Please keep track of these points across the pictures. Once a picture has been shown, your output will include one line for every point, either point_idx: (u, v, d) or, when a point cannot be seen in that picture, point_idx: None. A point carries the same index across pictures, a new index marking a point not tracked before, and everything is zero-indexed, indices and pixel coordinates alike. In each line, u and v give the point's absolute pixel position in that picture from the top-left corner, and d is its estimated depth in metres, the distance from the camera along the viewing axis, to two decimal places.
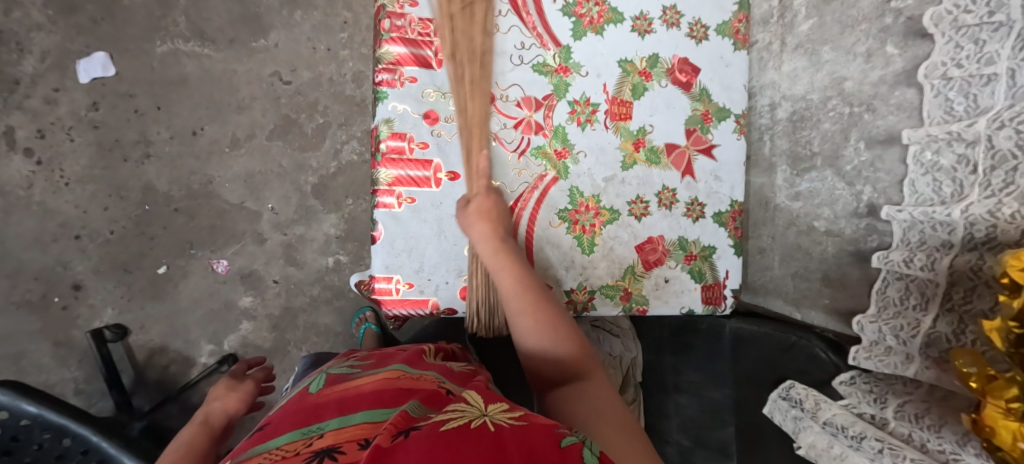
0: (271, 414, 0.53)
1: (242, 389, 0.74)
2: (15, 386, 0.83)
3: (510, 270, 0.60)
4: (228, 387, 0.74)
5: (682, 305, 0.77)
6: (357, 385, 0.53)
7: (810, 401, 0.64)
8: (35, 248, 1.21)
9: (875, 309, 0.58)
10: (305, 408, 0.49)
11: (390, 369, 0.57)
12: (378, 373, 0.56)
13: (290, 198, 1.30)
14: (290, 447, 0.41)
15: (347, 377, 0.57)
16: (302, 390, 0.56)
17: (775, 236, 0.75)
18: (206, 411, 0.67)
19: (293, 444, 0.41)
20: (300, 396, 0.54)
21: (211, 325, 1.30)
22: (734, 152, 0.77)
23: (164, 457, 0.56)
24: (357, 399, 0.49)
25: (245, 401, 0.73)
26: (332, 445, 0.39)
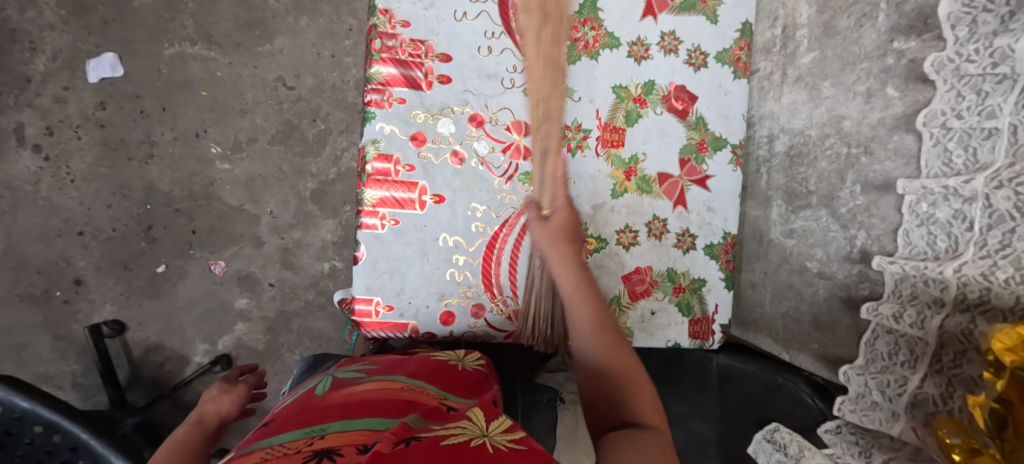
0: (279, 409, 0.54)
1: (236, 391, 0.72)
2: (11, 382, 0.86)
3: (592, 305, 0.56)
4: (221, 389, 0.72)
5: (668, 338, 0.75)
6: (364, 390, 0.53)
7: (793, 446, 0.62)
8: (39, 243, 1.24)
9: (863, 360, 0.56)
10: (311, 407, 0.50)
11: (399, 379, 0.57)
12: (385, 380, 0.56)
13: (289, 203, 1.30)
14: (293, 444, 0.42)
15: (355, 379, 0.56)
16: (312, 387, 0.56)
17: (768, 272, 0.73)
18: (200, 413, 0.66)
19: (296, 442, 0.43)
20: (308, 393, 0.55)
21: (207, 325, 1.31)
22: (729, 183, 0.75)
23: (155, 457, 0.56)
24: (363, 406, 0.49)
25: (239, 405, 0.71)
26: (333, 447, 0.40)
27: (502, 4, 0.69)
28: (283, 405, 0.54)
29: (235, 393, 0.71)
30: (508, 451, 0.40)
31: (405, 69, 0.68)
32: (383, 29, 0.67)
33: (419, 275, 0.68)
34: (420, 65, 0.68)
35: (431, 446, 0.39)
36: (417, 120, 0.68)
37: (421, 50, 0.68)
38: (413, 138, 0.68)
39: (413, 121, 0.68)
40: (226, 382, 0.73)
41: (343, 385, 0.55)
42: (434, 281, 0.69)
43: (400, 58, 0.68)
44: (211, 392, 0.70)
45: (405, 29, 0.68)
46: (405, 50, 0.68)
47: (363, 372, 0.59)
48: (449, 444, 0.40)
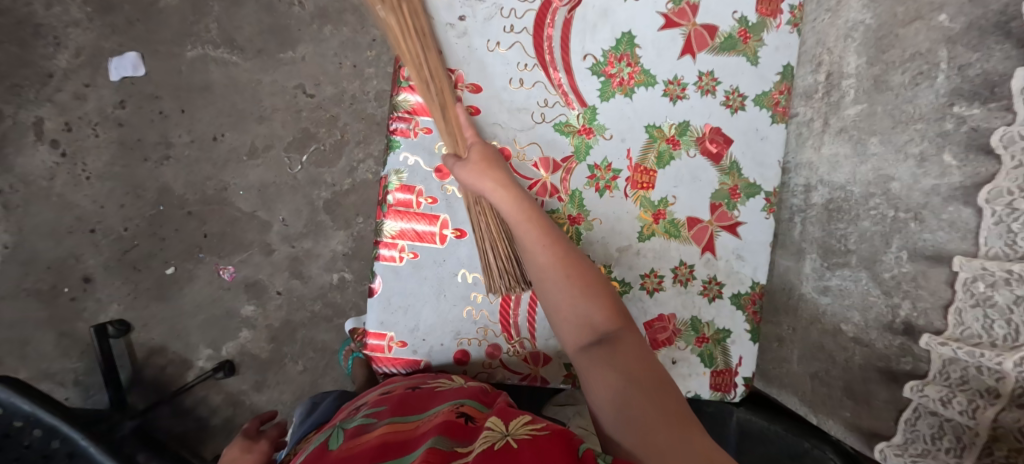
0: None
1: (257, 449, 0.77)
2: None
3: (536, 244, 0.56)
4: (243, 448, 0.77)
5: (688, 389, 0.72)
6: (378, 430, 0.53)
7: None
8: (50, 239, 1.23)
9: (900, 439, 0.53)
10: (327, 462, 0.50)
11: (410, 410, 0.56)
12: (400, 417, 0.55)
13: (301, 212, 1.29)
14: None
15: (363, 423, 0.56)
16: (323, 442, 0.56)
17: (796, 328, 0.70)
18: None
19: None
20: (321, 448, 0.54)
21: (211, 330, 1.29)
22: (760, 232, 0.72)
23: None
24: (381, 445, 0.49)
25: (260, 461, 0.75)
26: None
27: (537, 35, 0.67)
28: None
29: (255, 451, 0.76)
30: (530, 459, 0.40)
31: None
32: None
33: (435, 312, 0.66)
34: None
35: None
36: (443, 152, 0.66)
37: (451, 79, 0.66)
38: (437, 171, 0.66)
39: (438, 152, 0.66)
40: (247, 439, 0.78)
41: (351, 433, 0.54)
42: (450, 319, 0.66)
43: None
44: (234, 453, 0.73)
45: None
46: None
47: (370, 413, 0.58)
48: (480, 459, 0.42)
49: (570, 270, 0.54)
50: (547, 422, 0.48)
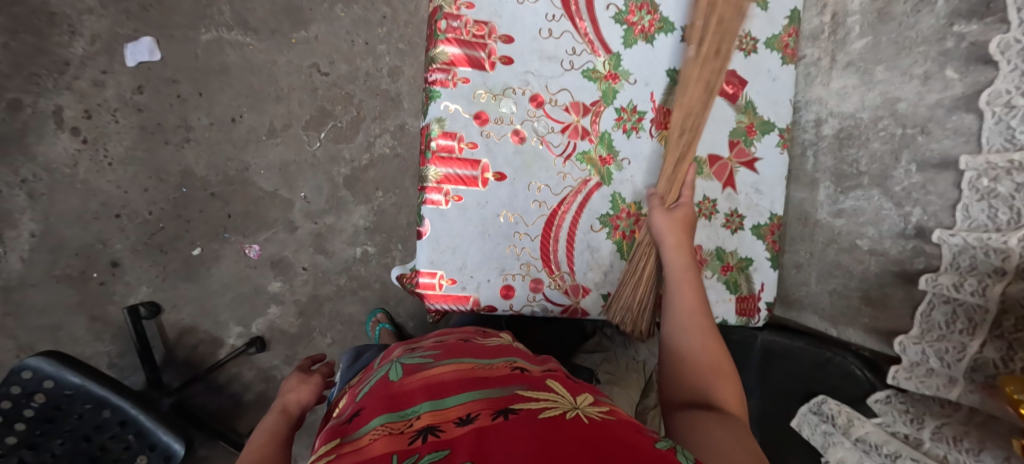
0: (359, 399, 0.57)
1: (313, 380, 0.86)
2: (65, 359, 0.97)
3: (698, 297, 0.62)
4: (301, 378, 0.87)
5: (715, 315, 0.77)
6: (438, 368, 0.56)
7: (842, 417, 0.68)
8: (76, 225, 1.25)
9: (917, 330, 0.59)
10: (391, 392, 0.53)
11: (465, 356, 0.60)
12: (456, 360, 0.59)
13: (322, 188, 1.32)
14: (396, 425, 0.47)
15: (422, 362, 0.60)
16: (383, 375, 0.59)
17: (814, 252, 0.76)
18: (283, 400, 0.81)
19: (396, 423, 0.47)
20: (383, 380, 0.58)
21: (241, 308, 1.32)
22: (776, 166, 0.78)
23: (254, 443, 0.70)
24: (442, 382, 0.53)
25: (316, 393, 0.85)
26: (433, 425, 0.45)
27: None
28: (361, 396, 0.58)
29: (311, 384, 0.85)
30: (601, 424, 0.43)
31: (469, 49, 0.70)
32: (447, 11, 0.69)
33: (480, 251, 0.71)
34: (484, 46, 0.70)
35: (528, 419, 0.43)
36: (481, 99, 0.70)
37: (485, 31, 0.70)
38: (476, 117, 0.70)
39: (476, 100, 0.70)
40: (304, 372, 0.88)
41: (412, 369, 0.58)
42: (495, 257, 0.71)
43: (465, 39, 0.69)
44: (294, 382, 0.83)
45: (469, 11, 0.70)
46: (469, 31, 0.69)
47: (428, 353, 0.62)
48: (541, 422, 0.42)
49: (710, 342, 0.59)
50: (612, 407, 0.48)
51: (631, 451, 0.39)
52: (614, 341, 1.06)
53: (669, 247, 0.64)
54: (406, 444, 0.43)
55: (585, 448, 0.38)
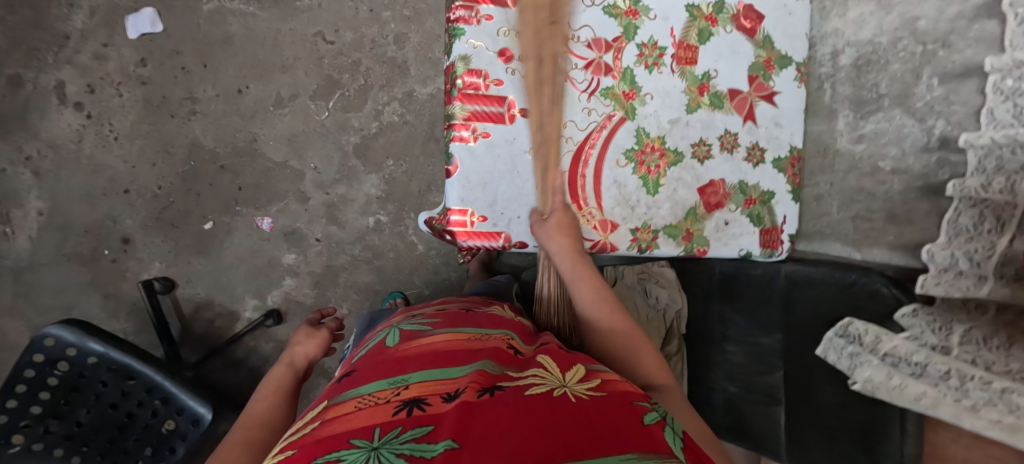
0: (354, 364, 0.61)
1: (320, 336, 0.90)
2: (85, 327, 0.96)
3: (595, 284, 0.72)
4: (309, 333, 0.91)
5: (740, 247, 0.78)
6: (429, 341, 0.60)
7: (869, 336, 0.70)
8: (84, 203, 1.24)
9: (945, 237, 0.61)
10: (386, 360, 0.57)
11: (457, 329, 0.64)
12: (451, 331, 0.63)
13: (332, 158, 1.32)
14: (383, 394, 0.50)
15: (417, 332, 0.64)
16: (380, 343, 0.64)
17: (834, 182, 0.77)
18: (290, 354, 0.85)
19: (383, 391, 0.50)
20: (380, 348, 0.62)
21: (256, 281, 1.32)
22: (794, 100, 0.79)
23: (260, 392, 0.75)
24: (432, 356, 0.56)
25: (323, 347, 0.89)
26: (418, 397, 0.48)
27: None
28: (357, 361, 0.62)
29: (318, 339, 0.89)
30: (588, 403, 0.47)
31: None
32: None
33: (510, 187, 0.71)
34: None
35: (514, 398, 0.46)
36: (505, 37, 0.70)
37: None
38: (501, 55, 0.70)
39: (500, 37, 0.70)
40: (311, 327, 0.91)
41: (408, 339, 0.62)
42: (525, 193, 0.72)
43: None
44: (301, 336, 0.87)
45: None
46: None
47: (426, 324, 0.67)
48: (526, 401, 0.46)
49: (615, 318, 0.70)
50: (598, 382, 0.53)
51: (611, 426, 0.44)
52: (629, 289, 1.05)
53: (562, 257, 0.70)
54: (391, 415, 0.45)
55: (562, 434, 0.42)
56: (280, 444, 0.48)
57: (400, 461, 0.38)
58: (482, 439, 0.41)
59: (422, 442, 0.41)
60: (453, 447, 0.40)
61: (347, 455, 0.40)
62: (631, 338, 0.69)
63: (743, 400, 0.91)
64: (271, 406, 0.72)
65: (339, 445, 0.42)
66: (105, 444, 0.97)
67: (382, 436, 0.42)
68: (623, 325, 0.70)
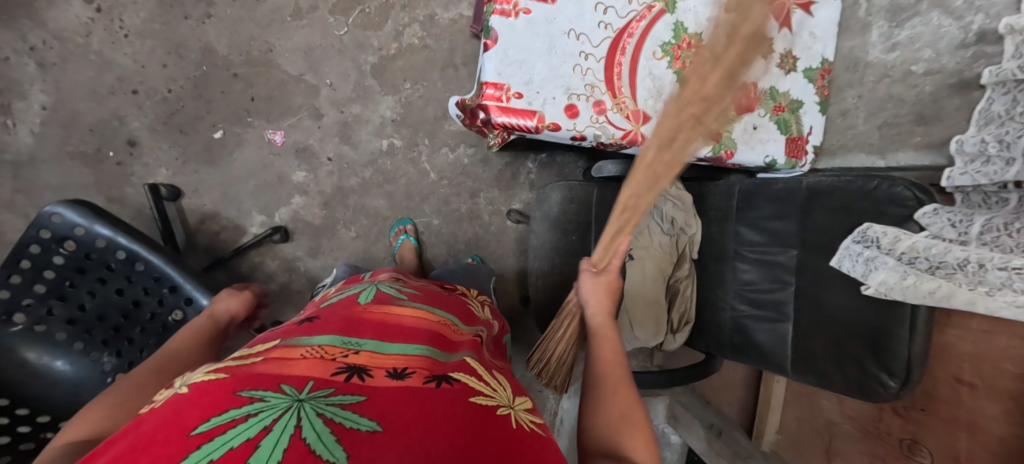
0: (319, 311, 0.61)
1: (245, 296, 0.93)
2: (90, 209, 0.94)
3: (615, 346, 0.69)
4: (230, 294, 0.93)
5: (765, 154, 0.80)
6: (399, 312, 0.60)
7: (887, 238, 0.69)
8: (90, 100, 1.20)
9: (976, 127, 0.63)
10: (349, 316, 0.57)
11: (428, 309, 0.64)
12: (424, 307, 0.64)
13: (348, 76, 1.30)
14: (332, 351, 0.49)
15: (391, 297, 0.65)
16: (353, 296, 0.65)
17: (863, 94, 0.80)
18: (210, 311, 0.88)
19: (334, 348, 0.49)
20: (350, 301, 0.63)
21: (264, 196, 1.30)
22: (832, 10, 0.80)
23: (174, 342, 0.77)
24: (395, 328, 0.56)
25: (246, 304, 0.92)
26: (363, 365, 0.47)
27: None
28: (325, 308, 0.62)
29: (242, 297, 0.91)
30: (529, 433, 0.45)
31: None
32: None
33: (547, 67, 0.72)
34: None
35: (459, 398, 0.44)
36: None
37: None
38: None
39: None
40: (234, 289, 0.94)
41: (379, 301, 0.62)
42: (561, 75, 0.72)
43: None
44: (223, 293, 0.91)
45: None
46: None
47: (403, 292, 0.67)
48: (469, 407, 0.44)
49: (622, 380, 0.63)
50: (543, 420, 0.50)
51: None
52: (646, 213, 1.07)
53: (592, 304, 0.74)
54: (329, 373, 0.45)
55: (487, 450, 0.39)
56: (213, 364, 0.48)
57: (319, 423, 0.37)
58: (405, 421, 0.40)
59: (347, 409, 0.40)
60: (375, 429, 0.38)
61: (269, 397, 0.40)
62: (629, 409, 0.59)
63: (752, 318, 0.91)
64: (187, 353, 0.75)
65: (266, 385, 0.42)
66: (110, 332, 0.96)
67: (311, 391, 0.42)
68: (629, 394, 0.61)
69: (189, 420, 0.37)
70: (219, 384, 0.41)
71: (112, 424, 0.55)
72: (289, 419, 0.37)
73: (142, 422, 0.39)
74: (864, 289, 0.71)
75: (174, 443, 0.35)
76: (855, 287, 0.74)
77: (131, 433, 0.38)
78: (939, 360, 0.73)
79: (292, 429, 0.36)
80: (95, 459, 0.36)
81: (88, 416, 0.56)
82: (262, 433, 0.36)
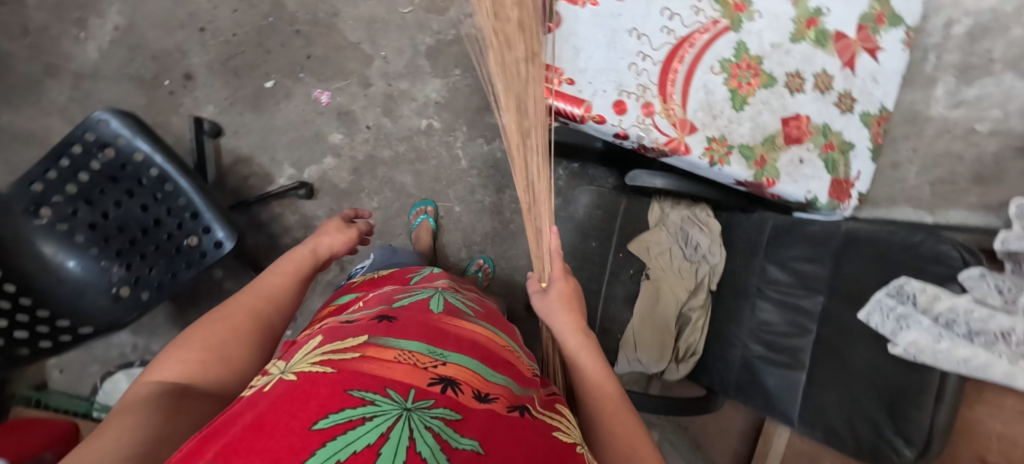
0: (392, 307, 0.60)
1: (349, 233, 0.88)
2: (137, 123, 0.94)
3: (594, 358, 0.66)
4: (336, 227, 0.88)
5: (808, 189, 0.77)
6: (470, 327, 0.59)
7: (925, 297, 0.64)
8: (161, 30, 1.26)
9: None
10: (427, 322, 0.56)
11: (494, 331, 0.63)
12: (488, 327, 0.62)
13: (403, 52, 1.33)
14: (421, 358, 0.48)
15: (458, 312, 0.64)
16: (423, 301, 0.64)
17: (919, 148, 0.78)
18: (315, 242, 0.82)
19: (423, 356, 0.48)
20: (422, 306, 0.62)
21: (298, 150, 1.33)
22: (896, 60, 0.79)
23: (275, 275, 0.73)
24: (473, 343, 0.54)
25: (348, 245, 0.87)
26: (454, 378, 0.46)
27: None
28: (396, 304, 0.61)
29: (347, 236, 0.87)
30: None
31: None
32: None
33: (604, 59, 0.72)
34: None
35: (545, 433, 0.45)
36: None
37: None
38: None
39: None
40: (341, 223, 0.90)
41: (450, 313, 0.61)
42: (616, 70, 0.72)
43: None
44: (329, 228, 0.86)
45: None
46: None
47: (468, 307, 0.67)
48: (553, 443, 0.45)
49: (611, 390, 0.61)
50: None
51: None
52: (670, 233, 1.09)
53: (561, 321, 0.70)
54: (425, 383, 0.44)
55: None
56: (311, 353, 0.48)
57: (429, 438, 0.38)
58: (507, 454, 0.41)
59: (450, 426, 0.40)
60: (477, 451, 0.39)
61: (380, 401, 0.40)
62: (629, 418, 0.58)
63: (765, 361, 0.87)
64: (281, 287, 0.71)
65: (373, 387, 0.42)
66: (124, 244, 0.97)
67: (414, 401, 0.42)
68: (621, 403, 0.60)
69: (307, 412, 0.38)
70: (328, 377, 0.42)
71: (200, 377, 0.54)
72: (402, 430, 0.38)
73: (254, 404, 0.40)
74: (891, 348, 0.66)
75: (299, 435, 0.35)
76: (880, 346, 0.69)
77: (249, 413, 0.38)
78: (964, 436, 0.67)
79: (407, 441, 0.37)
80: (215, 436, 0.36)
81: (185, 356, 0.55)
82: (381, 440, 0.37)
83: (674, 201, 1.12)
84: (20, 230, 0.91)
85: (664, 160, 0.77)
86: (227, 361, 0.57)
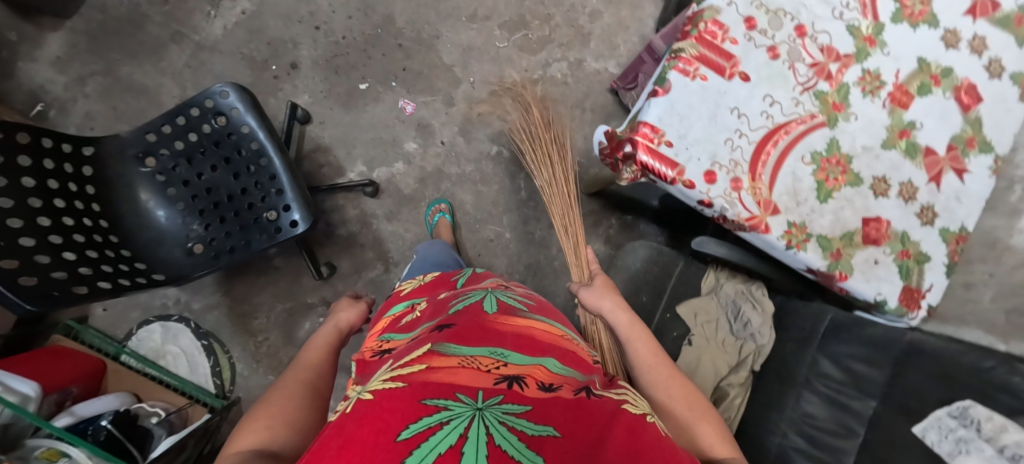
0: (449, 314, 0.62)
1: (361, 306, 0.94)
2: (250, 100, 1.01)
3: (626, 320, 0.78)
4: (348, 303, 0.94)
5: (879, 291, 0.79)
6: (526, 322, 0.61)
7: (990, 424, 0.64)
8: (281, 21, 1.37)
9: None
10: (482, 324, 0.58)
11: (550, 321, 0.66)
12: (544, 320, 0.65)
13: (490, 82, 1.42)
14: (484, 362, 0.51)
15: (512, 308, 0.66)
16: (477, 303, 0.66)
17: (995, 273, 0.81)
18: (335, 319, 0.87)
19: (486, 359, 0.51)
20: (477, 307, 0.64)
21: (374, 150, 1.40)
22: (982, 186, 0.82)
23: (312, 349, 0.76)
24: (530, 340, 0.57)
25: (361, 316, 0.92)
26: (518, 375, 0.49)
27: None
28: (453, 310, 0.64)
29: (359, 308, 0.92)
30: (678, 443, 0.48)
31: None
32: None
33: (704, 129, 0.75)
34: None
35: (613, 413, 0.48)
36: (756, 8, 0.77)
37: None
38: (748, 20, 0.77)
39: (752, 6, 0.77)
40: (350, 298, 0.96)
41: (504, 312, 0.63)
42: (713, 142, 0.75)
43: None
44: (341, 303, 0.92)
45: None
46: None
47: (520, 303, 0.69)
48: (621, 418, 0.47)
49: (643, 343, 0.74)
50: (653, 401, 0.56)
51: None
52: (720, 305, 1.10)
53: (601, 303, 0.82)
54: (490, 384, 0.46)
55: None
56: (382, 374, 0.50)
57: (505, 431, 0.39)
58: (583, 436, 0.42)
59: (519, 417, 0.42)
60: (553, 434, 0.41)
61: (452, 406, 0.42)
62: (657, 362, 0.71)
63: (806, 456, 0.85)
64: (321, 359, 0.74)
65: (444, 394, 0.43)
66: (209, 205, 1.03)
67: (484, 400, 0.43)
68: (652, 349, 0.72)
69: (389, 426, 0.39)
70: (401, 391, 0.43)
71: (277, 441, 0.56)
72: (478, 428, 0.39)
73: (342, 428, 0.41)
74: None
75: (384, 448, 0.37)
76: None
77: (338, 438, 0.40)
78: None
79: (485, 437, 0.39)
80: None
81: (257, 426, 0.56)
82: (461, 441, 0.38)
83: (730, 273, 1.14)
84: (122, 176, 0.98)
85: (739, 234, 0.79)
86: (295, 424, 0.59)
